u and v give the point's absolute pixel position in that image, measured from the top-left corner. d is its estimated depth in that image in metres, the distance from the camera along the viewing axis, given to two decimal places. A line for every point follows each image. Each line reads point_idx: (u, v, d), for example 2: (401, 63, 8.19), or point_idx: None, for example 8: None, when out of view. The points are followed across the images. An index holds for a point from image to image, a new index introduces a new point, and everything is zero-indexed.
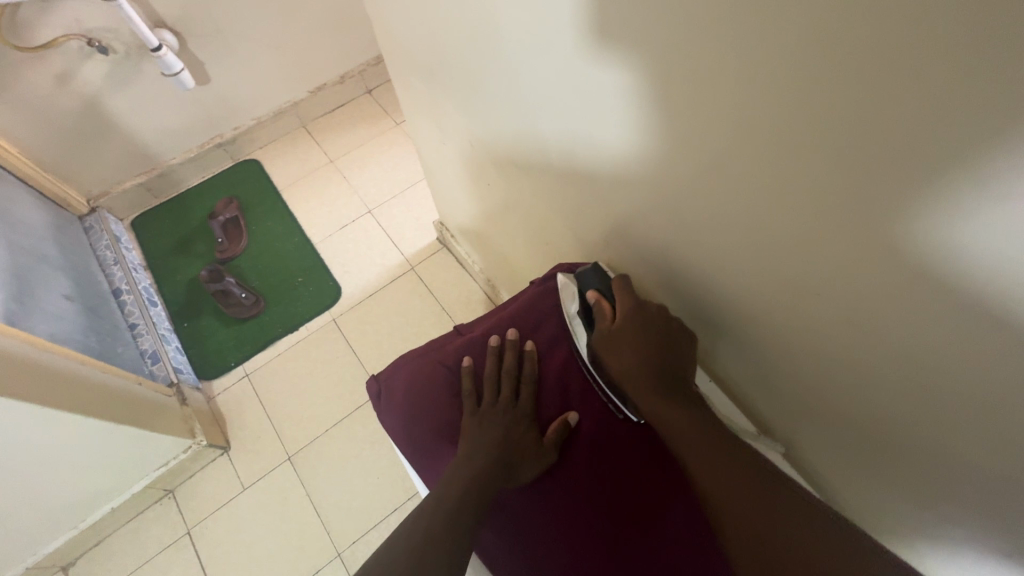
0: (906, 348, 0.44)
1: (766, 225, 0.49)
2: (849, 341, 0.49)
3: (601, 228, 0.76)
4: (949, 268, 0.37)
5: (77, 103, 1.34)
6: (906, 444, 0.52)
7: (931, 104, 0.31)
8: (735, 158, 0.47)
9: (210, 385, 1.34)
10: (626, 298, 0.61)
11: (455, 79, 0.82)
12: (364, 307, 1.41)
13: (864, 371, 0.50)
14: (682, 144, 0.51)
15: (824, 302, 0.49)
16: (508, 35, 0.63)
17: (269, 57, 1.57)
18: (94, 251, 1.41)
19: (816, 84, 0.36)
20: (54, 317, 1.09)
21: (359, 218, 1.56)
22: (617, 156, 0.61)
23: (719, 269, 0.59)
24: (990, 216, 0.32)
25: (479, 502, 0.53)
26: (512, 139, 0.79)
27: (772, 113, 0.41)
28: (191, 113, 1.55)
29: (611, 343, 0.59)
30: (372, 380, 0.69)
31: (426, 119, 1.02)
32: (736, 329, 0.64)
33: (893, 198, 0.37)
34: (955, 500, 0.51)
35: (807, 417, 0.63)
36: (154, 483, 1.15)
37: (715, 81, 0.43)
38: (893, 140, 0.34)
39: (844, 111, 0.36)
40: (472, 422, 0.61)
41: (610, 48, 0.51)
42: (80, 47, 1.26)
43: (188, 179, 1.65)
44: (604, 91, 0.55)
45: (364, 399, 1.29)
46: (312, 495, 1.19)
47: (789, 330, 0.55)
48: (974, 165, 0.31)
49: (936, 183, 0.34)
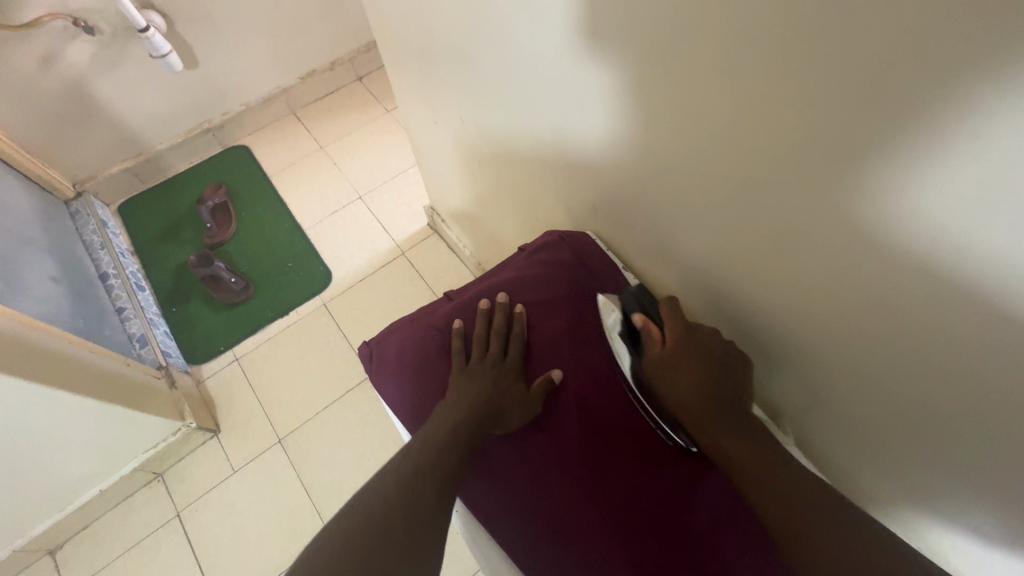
0: (879, 301, 0.46)
1: (744, 179, 0.50)
2: (828, 292, 0.50)
3: (588, 200, 0.77)
4: (926, 220, 0.38)
5: (62, 86, 1.33)
6: (884, 400, 0.53)
7: (911, 52, 0.32)
8: (716, 117, 0.48)
9: (199, 370, 1.33)
10: (676, 322, 0.60)
11: (443, 58, 0.82)
12: (355, 291, 1.42)
13: (838, 323, 0.51)
14: (665, 107, 0.52)
15: (801, 253, 0.50)
16: (497, 7, 0.63)
17: (257, 42, 1.56)
18: (81, 236, 1.40)
19: (804, 35, 0.37)
20: (39, 297, 1.08)
21: (349, 204, 1.56)
22: (606, 124, 0.62)
23: (703, 232, 0.61)
24: (966, 163, 0.34)
25: (464, 446, 0.54)
26: (501, 116, 0.80)
27: (748, 68, 0.42)
28: (179, 97, 1.53)
29: (668, 374, 0.58)
30: (363, 345, 0.70)
31: (416, 99, 1.02)
32: (723, 296, 0.65)
33: (872, 150, 0.38)
34: (930, 454, 0.53)
35: (786, 376, 0.64)
36: (142, 466, 1.15)
37: (705, 39, 0.44)
38: (876, 92, 0.35)
39: (829, 62, 0.37)
40: (458, 379, 0.61)
41: (595, 14, 0.52)
42: (66, 27, 1.24)
43: (175, 165, 1.64)
44: (590, 58, 0.56)
45: (355, 382, 1.30)
46: (303, 477, 1.19)
47: (769, 286, 0.57)
48: (952, 113, 0.33)
49: (914, 134, 0.35)
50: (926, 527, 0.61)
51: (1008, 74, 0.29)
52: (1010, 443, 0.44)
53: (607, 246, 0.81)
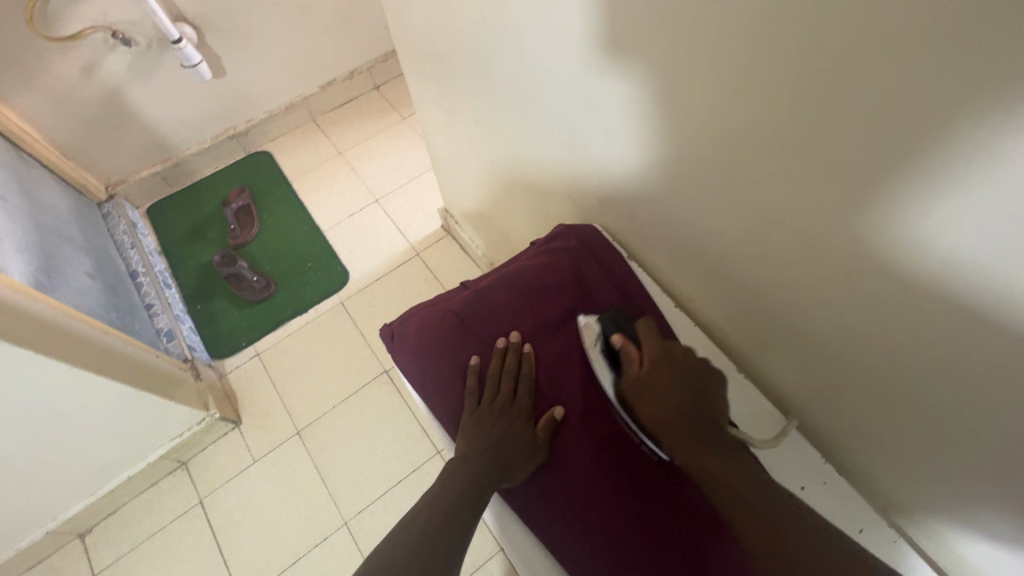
0: (867, 288, 0.49)
1: (740, 165, 0.54)
2: (816, 267, 0.53)
3: (596, 197, 0.81)
4: (921, 233, 0.42)
5: (99, 93, 1.41)
6: (875, 381, 0.55)
7: (898, 61, 0.36)
8: (715, 110, 0.52)
9: (222, 364, 1.39)
10: (652, 343, 0.64)
11: (460, 65, 0.87)
12: (371, 290, 1.47)
13: (828, 300, 0.54)
14: (668, 104, 0.57)
15: (791, 232, 0.54)
16: (513, 13, 0.68)
17: (281, 52, 1.63)
18: (112, 236, 1.47)
19: (803, 34, 0.40)
20: (77, 290, 1.14)
21: (366, 207, 1.62)
22: (613, 124, 0.66)
23: (704, 221, 0.64)
24: (959, 184, 0.38)
25: (476, 495, 0.59)
26: (514, 116, 0.84)
27: (740, 64, 0.47)
28: (207, 105, 1.61)
29: (643, 394, 0.61)
30: (385, 325, 0.75)
31: (433, 103, 1.07)
32: (727, 285, 0.68)
33: (871, 160, 0.42)
34: (917, 441, 0.55)
35: (785, 360, 0.67)
36: (168, 454, 1.20)
37: (709, 40, 0.48)
38: (879, 106, 0.39)
39: (821, 60, 0.40)
40: (473, 425, 0.64)
41: (601, 18, 0.57)
42: (105, 39, 1.32)
43: (201, 169, 1.71)
44: (598, 60, 0.61)
45: (370, 377, 1.34)
46: (320, 467, 1.23)
47: (764, 268, 0.60)
48: (945, 133, 0.36)
49: (913, 151, 0.39)
50: (922, 517, 0.62)
51: (995, 103, 0.33)
52: (990, 421, 0.47)
53: (616, 241, 0.85)
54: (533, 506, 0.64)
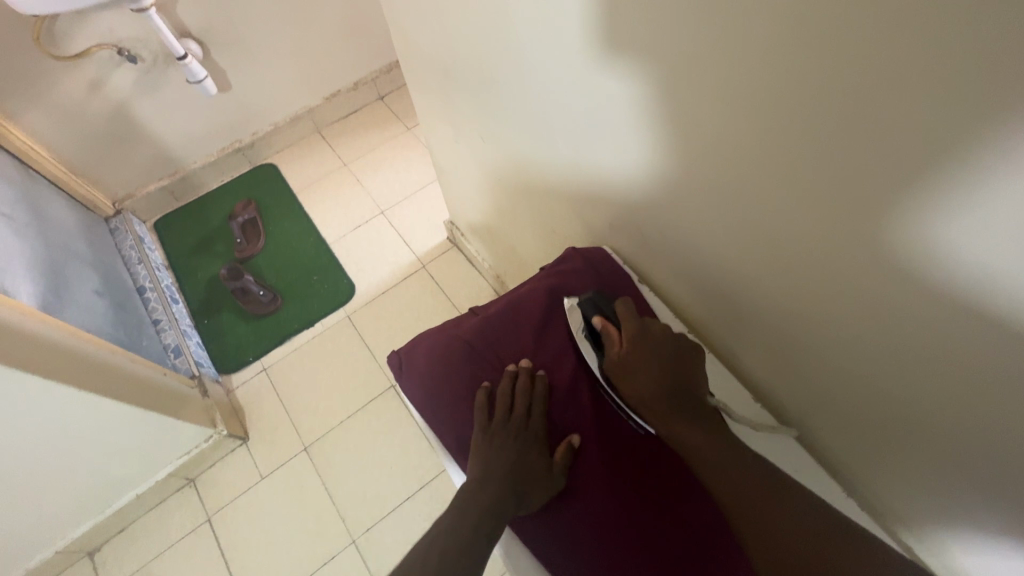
0: (880, 317, 0.48)
1: (750, 192, 0.53)
2: (834, 304, 0.52)
3: (603, 216, 0.80)
4: (928, 261, 0.41)
5: (106, 109, 1.41)
6: (900, 412, 0.53)
7: (908, 92, 0.35)
8: (724, 136, 0.51)
9: (229, 379, 1.38)
10: (631, 323, 0.66)
11: (465, 81, 0.86)
12: (378, 303, 1.46)
13: (849, 334, 0.52)
14: (675, 126, 0.56)
15: (804, 264, 0.52)
16: (521, 33, 0.67)
17: (286, 64, 1.63)
18: (119, 251, 1.47)
19: (816, 62, 0.39)
20: (84, 308, 1.14)
21: (372, 219, 1.61)
22: (619, 143, 0.66)
23: (717, 246, 0.63)
24: (962, 211, 0.37)
25: (489, 527, 0.58)
26: (520, 133, 0.83)
27: (750, 91, 0.46)
28: (213, 118, 1.61)
29: (624, 372, 0.63)
30: (393, 353, 0.74)
31: (439, 117, 1.06)
32: (738, 307, 0.67)
33: (872, 190, 0.41)
34: (940, 473, 0.54)
35: (799, 386, 0.65)
36: (176, 471, 1.19)
37: (718, 65, 0.47)
38: (883, 137, 0.38)
39: (835, 89, 0.39)
40: (487, 450, 0.63)
41: (608, 38, 0.56)
42: (111, 56, 1.33)
43: (207, 182, 1.71)
44: (602, 78, 0.60)
45: (378, 391, 1.34)
46: (328, 484, 1.23)
47: (779, 299, 0.59)
48: (945, 163, 0.36)
49: (912, 179, 0.38)
50: (950, 552, 0.60)
51: (996, 132, 0.32)
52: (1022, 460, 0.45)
53: (625, 259, 0.83)
54: (542, 542, 0.63)
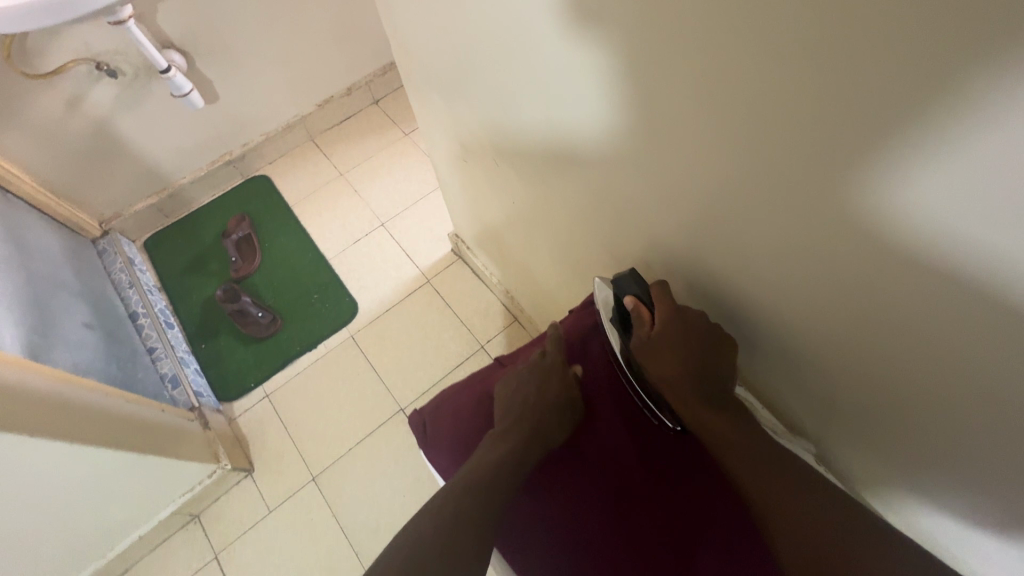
0: (914, 342, 0.42)
1: (789, 249, 0.46)
2: (887, 362, 0.45)
3: (614, 251, 0.74)
4: (927, 251, 0.36)
5: (87, 127, 1.33)
6: (968, 474, 0.47)
7: (910, 90, 0.30)
8: (755, 188, 0.45)
9: (231, 407, 1.33)
10: (666, 303, 0.58)
11: (466, 103, 0.80)
12: (382, 322, 1.40)
13: (912, 397, 0.46)
14: (697, 174, 0.49)
15: (854, 312, 0.45)
16: (531, 56, 0.58)
17: (276, 72, 1.55)
18: (109, 274, 1.41)
19: (861, 97, 0.32)
20: (73, 346, 1.08)
21: (372, 231, 1.55)
22: (632, 183, 0.59)
23: (748, 295, 0.56)
24: (948, 188, 0.32)
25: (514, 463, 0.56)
26: (531, 160, 0.75)
27: (784, 143, 0.39)
28: (201, 131, 1.53)
29: (655, 357, 0.58)
30: (416, 413, 0.70)
31: (440, 136, 0.99)
32: (768, 358, 0.61)
33: (855, 180, 0.37)
34: (1010, 538, 0.48)
35: (843, 434, 0.59)
36: (179, 509, 1.14)
37: (769, 107, 0.38)
38: (876, 136, 0.33)
39: (880, 135, 0.33)
40: (504, 394, 0.65)
41: (619, 81, 0.49)
42: (89, 71, 1.25)
43: (197, 198, 1.64)
44: (612, 118, 0.54)
45: (386, 415, 1.28)
46: (339, 514, 1.18)
47: (824, 357, 0.52)
48: (921, 130, 0.31)
49: (900, 170, 0.34)
50: None
51: (991, 111, 0.28)
52: None
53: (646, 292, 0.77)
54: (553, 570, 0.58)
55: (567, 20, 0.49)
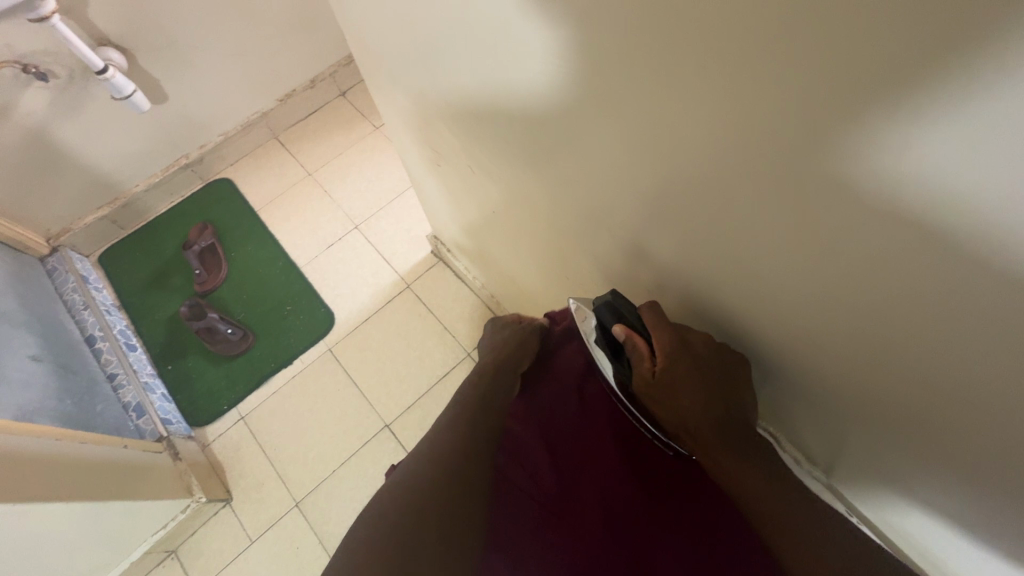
0: (943, 388, 0.35)
1: (798, 285, 0.39)
2: (914, 411, 0.39)
3: (600, 266, 0.67)
4: (927, 241, 0.28)
5: (22, 138, 1.21)
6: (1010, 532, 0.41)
7: (897, 75, 0.23)
8: (748, 216, 0.38)
9: (204, 433, 1.25)
10: (665, 332, 0.51)
11: (432, 104, 0.71)
12: (361, 333, 1.33)
13: (947, 450, 0.40)
14: (683, 196, 0.42)
15: (876, 359, 0.38)
16: (498, 58, 0.49)
17: (229, 65, 1.43)
18: (61, 296, 1.31)
19: (841, 86, 0.25)
20: (20, 384, 0.99)
21: (346, 235, 1.46)
22: (611, 199, 0.52)
23: (747, 329, 0.49)
24: (951, 160, 0.24)
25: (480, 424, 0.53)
26: (509, 167, 0.67)
27: (766, 162, 0.32)
28: (152, 134, 1.42)
29: (669, 400, 0.50)
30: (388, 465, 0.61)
31: (409, 137, 0.91)
32: (775, 392, 0.54)
33: (834, 158, 0.29)
34: None
35: (869, 479, 0.52)
36: (153, 548, 1.07)
37: (748, 121, 0.31)
38: (845, 115, 0.26)
39: (875, 139, 0.26)
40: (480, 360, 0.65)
41: (588, 87, 0.42)
42: (16, 75, 1.13)
43: (155, 206, 1.53)
44: (584, 127, 0.46)
45: (370, 433, 1.21)
46: (325, 542, 1.11)
47: (841, 399, 0.46)
48: (910, 95, 0.23)
49: (887, 145, 0.26)
50: None
51: (989, 86, 0.21)
52: None
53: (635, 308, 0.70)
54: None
55: (530, 16, 0.41)
